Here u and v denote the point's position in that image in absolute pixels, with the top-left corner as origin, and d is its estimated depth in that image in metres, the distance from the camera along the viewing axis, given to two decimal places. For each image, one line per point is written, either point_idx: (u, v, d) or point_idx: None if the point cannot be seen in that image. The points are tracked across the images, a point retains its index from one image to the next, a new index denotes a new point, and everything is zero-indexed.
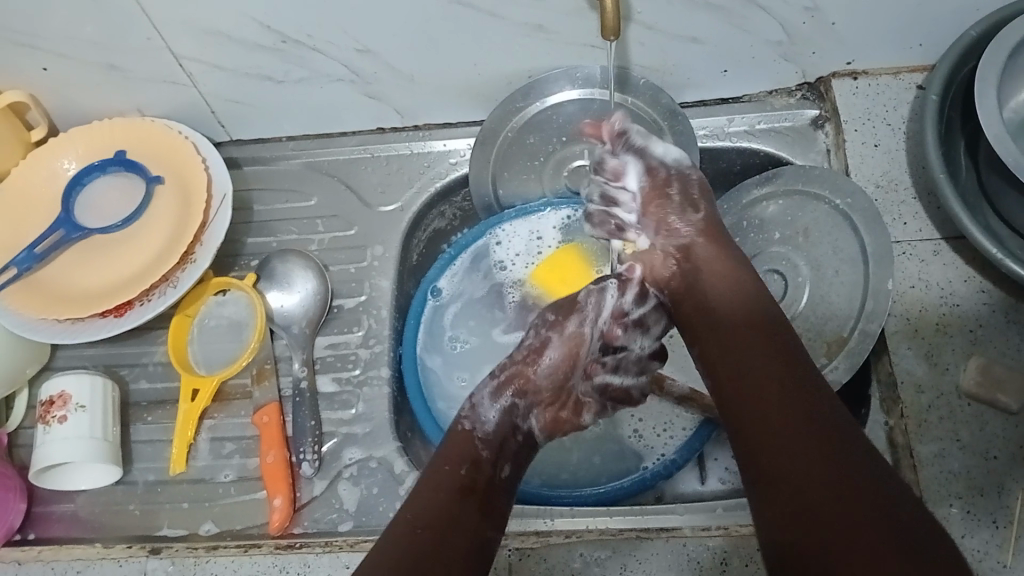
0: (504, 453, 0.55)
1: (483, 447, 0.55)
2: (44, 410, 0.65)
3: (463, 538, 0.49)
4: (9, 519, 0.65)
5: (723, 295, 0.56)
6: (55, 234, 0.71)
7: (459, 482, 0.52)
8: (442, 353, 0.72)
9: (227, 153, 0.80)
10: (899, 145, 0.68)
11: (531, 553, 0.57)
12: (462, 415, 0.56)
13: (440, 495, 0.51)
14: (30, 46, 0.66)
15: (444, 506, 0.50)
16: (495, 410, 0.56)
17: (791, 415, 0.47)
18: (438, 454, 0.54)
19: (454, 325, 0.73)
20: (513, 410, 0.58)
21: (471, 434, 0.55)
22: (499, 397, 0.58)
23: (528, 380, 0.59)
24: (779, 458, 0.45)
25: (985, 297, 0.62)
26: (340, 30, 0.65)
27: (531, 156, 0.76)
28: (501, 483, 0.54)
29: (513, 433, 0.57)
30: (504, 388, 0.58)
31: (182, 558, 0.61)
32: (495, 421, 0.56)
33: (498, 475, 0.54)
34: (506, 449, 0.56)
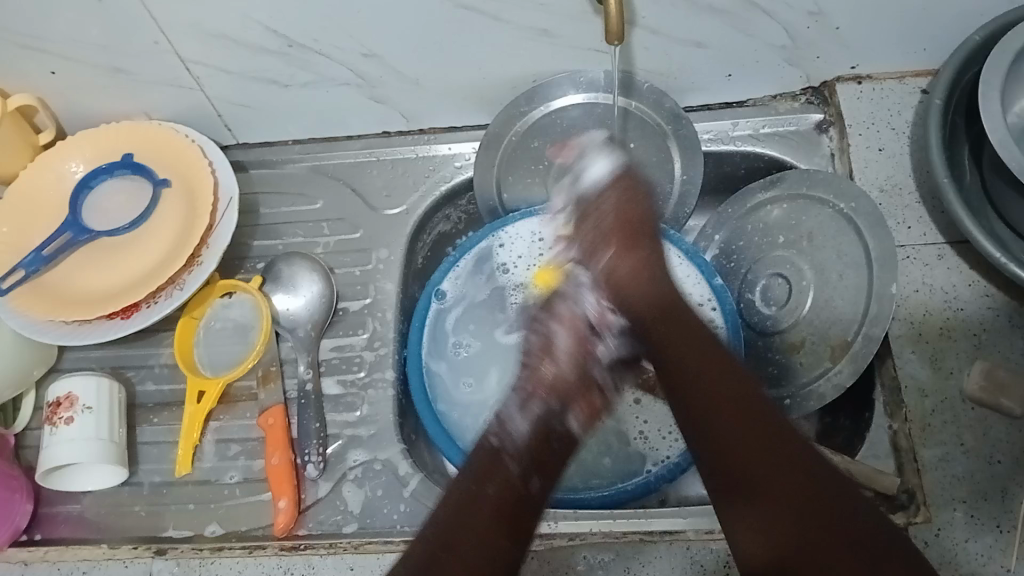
0: (534, 466, 0.57)
1: (512, 461, 0.57)
2: (50, 411, 0.65)
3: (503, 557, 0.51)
4: (15, 519, 0.65)
5: (682, 305, 0.61)
6: (63, 236, 0.72)
7: (493, 499, 0.54)
8: (447, 360, 0.72)
9: (233, 157, 0.80)
10: (903, 149, 0.68)
11: (535, 555, 0.57)
12: (490, 431, 0.59)
13: (471, 515, 0.53)
14: (38, 49, 0.66)
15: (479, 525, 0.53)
16: (524, 421, 0.60)
17: (759, 438, 0.51)
18: (466, 473, 0.56)
19: (456, 332, 0.73)
20: (547, 415, 0.62)
21: (497, 451, 0.57)
22: (528, 406, 0.62)
23: (552, 379, 0.63)
24: (746, 472, 0.50)
25: (989, 301, 0.62)
26: (345, 34, 0.65)
27: (533, 161, 0.75)
28: (536, 497, 0.56)
29: (550, 439, 0.60)
30: (532, 395, 0.62)
31: (187, 559, 0.62)
32: (525, 431, 0.60)
33: (531, 490, 0.56)
34: (536, 460, 0.58)
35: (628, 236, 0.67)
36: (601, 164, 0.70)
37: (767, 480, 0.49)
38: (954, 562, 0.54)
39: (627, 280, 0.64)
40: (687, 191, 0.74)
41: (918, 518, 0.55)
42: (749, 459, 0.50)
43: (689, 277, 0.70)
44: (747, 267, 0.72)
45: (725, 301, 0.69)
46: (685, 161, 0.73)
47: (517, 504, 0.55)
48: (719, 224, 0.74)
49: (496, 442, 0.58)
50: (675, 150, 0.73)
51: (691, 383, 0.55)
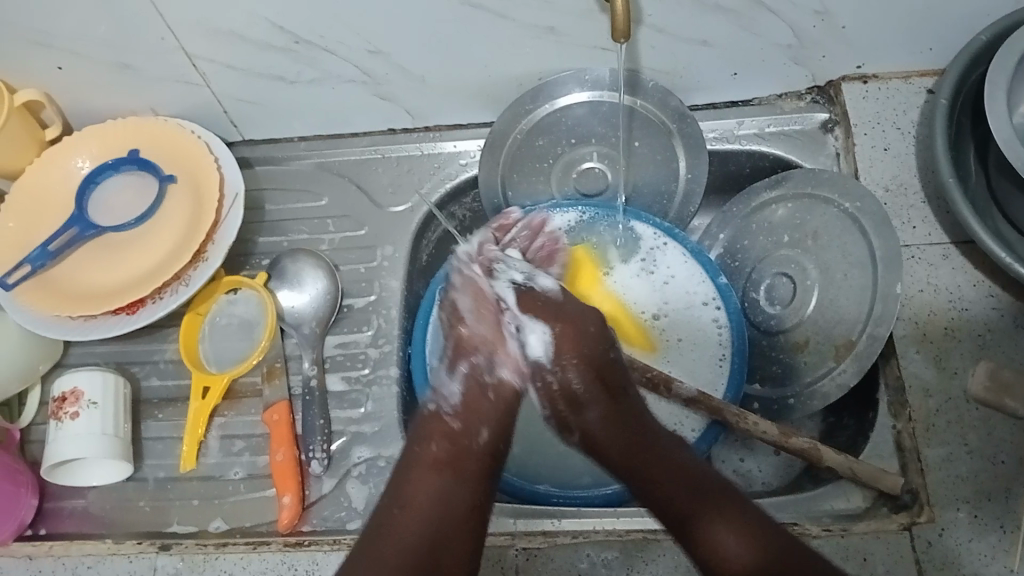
0: (476, 417, 0.56)
1: (453, 419, 0.56)
2: (56, 406, 0.65)
3: (463, 513, 0.51)
4: (21, 514, 0.66)
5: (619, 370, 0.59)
6: (68, 232, 0.72)
7: (443, 457, 0.54)
8: None
9: (238, 153, 0.80)
10: (909, 149, 0.68)
11: (539, 553, 0.58)
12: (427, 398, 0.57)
13: (425, 479, 0.52)
14: (45, 46, 0.66)
15: (435, 486, 0.52)
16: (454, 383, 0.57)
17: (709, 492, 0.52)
18: (414, 437, 0.55)
19: None
20: (473, 372, 0.58)
21: (439, 414, 0.56)
22: (455, 368, 0.58)
23: (466, 339, 0.59)
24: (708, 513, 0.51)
25: (994, 302, 0.62)
26: (352, 32, 0.65)
27: (538, 159, 0.76)
28: (483, 450, 0.55)
29: (484, 391, 0.57)
30: (456, 359, 0.59)
31: (192, 554, 0.62)
32: (460, 391, 0.57)
33: (476, 443, 0.55)
34: (477, 413, 0.56)
35: (600, 380, 0.58)
36: (537, 333, 0.58)
37: (719, 506, 0.51)
38: (958, 562, 0.54)
39: (600, 437, 0.57)
40: (692, 190, 0.74)
41: (922, 518, 0.55)
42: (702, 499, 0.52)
43: (694, 276, 0.70)
44: (752, 265, 0.72)
45: (729, 300, 0.69)
46: (691, 160, 0.73)
47: (463, 458, 0.54)
48: (724, 222, 0.74)
49: (434, 408, 0.57)
50: (681, 150, 0.73)
51: (618, 440, 0.57)
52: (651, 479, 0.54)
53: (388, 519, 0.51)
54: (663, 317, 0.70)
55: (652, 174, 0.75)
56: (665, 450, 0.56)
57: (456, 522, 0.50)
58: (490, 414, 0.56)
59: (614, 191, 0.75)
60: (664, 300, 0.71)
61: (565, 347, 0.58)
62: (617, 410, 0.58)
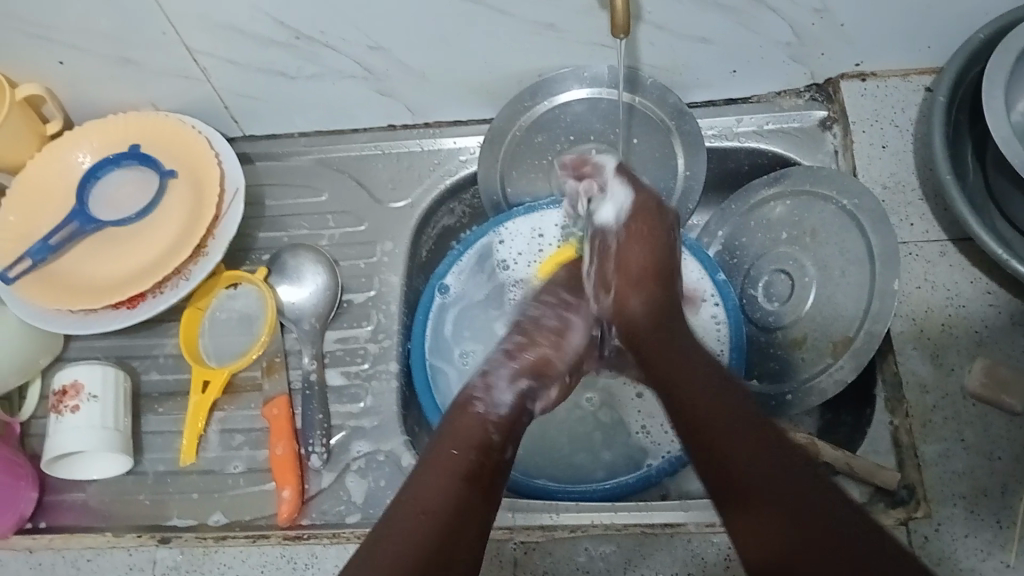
0: (511, 435, 0.55)
1: (493, 430, 0.55)
2: (56, 399, 0.66)
3: (476, 519, 0.48)
4: (21, 507, 0.66)
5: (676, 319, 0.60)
6: (69, 226, 0.72)
7: (468, 463, 0.51)
8: (453, 366, 0.72)
9: (239, 149, 0.80)
10: (907, 147, 0.69)
11: (538, 546, 0.58)
12: (476, 395, 0.57)
13: (448, 480, 0.50)
14: (46, 40, 0.66)
15: (457, 490, 0.49)
16: (510, 396, 0.58)
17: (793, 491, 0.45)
18: (444, 435, 0.54)
19: (461, 341, 0.73)
20: (527, 392, 0.59)
21: (478, 418, 0.55)
22: (516, 379, 0.59)
23: (545, 363, 0.61)
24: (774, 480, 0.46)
25: (991, 299, 0.62)
26: (353, 27, 0.65)
27: (537, 155, 0.76)
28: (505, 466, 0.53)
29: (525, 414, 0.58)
30: (522, 370, 0.60)
31: (191, 547, 0.62)
32: (508, 404, 0.57)
33: (503, 458, 0.54)
34: (513, 433, 0.56)
35: (648, 272, 0.62)
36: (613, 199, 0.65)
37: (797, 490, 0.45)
38: (953, 558, 0.54)
39: (637, 314, 0.60)
40: (691, 187, 0.74)
41: (918, 513, 0.55)
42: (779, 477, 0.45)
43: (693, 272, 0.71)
44: (750, 262, 0.73)
45: (728, 297, 0.69)
46: (689, 157, 0.73)
47: (491, 473, 0.52)
48: (722, 219, 0.74)
49: (480, 409, 0.56)
50: (679, 147, 0.74)
51: (694, 401, 0.51)
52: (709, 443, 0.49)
53: (406, 515, 0.47)
54: None
55: (651, 171, 0.75)
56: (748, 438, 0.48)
57: (477, 527, 0.48)
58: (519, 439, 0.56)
59: None
60: None
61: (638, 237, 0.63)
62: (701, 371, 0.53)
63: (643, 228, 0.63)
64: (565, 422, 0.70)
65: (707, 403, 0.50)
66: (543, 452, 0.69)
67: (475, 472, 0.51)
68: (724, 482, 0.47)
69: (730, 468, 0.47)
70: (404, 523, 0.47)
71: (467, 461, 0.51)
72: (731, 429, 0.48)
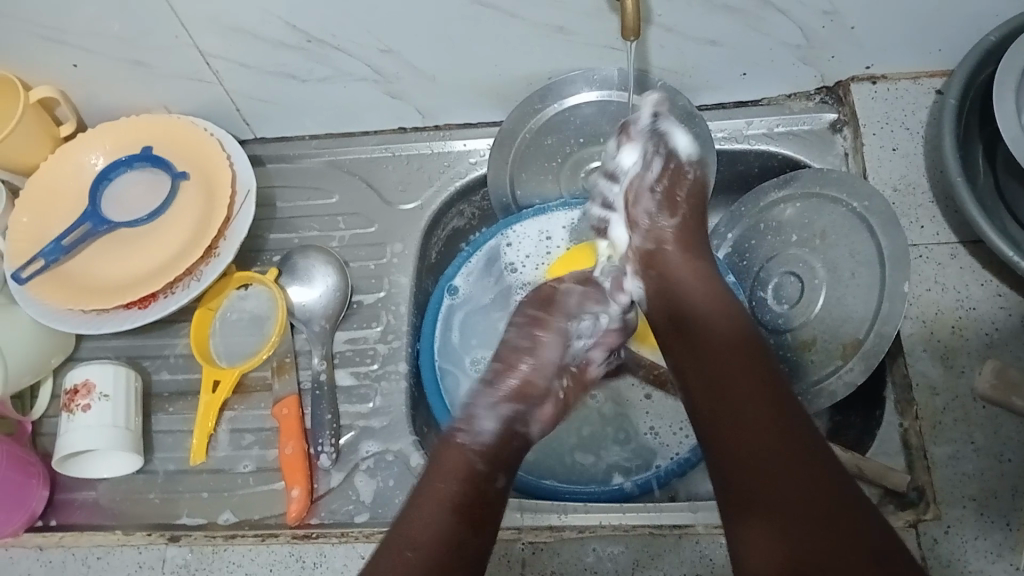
0: (500, 464, 0.56)
1: (478, 460, 0.55)
2: (68, 398, 0.66)
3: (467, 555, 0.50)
4: (32, 504, 0.66)
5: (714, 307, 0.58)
6: (82, 227, 0.73)
7: (452, 495, 0.52)
8: (463, 373, 0.72)
9: (250, 151, 0.81)
10: (917, 149, 0.69)
11: (545, 545, 0.58)
12: (457, 428, 0.57)
13: (432, 514, 0.51)
14: (61, 42, 0.67)
15: (442, 523, 0.50)
16: (493, 420, 0.58)
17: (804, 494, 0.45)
18: (429, 470, 0.54)
19: (472, 350, 0.73)
20: (514, 417, 0.59)
21: (462, 449, 0.55)
22: (496, 407, 0.59)
23: (524, 384, 0.60)
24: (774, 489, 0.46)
25: (1002, 301, 0.62)
26: (364, 30, 0.66)
27: (548, 157, 0.77)
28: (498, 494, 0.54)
29: (513, 438, 0.58)
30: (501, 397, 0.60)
31: (201, 545, 0.62)
32: (490, 432, 0.57)
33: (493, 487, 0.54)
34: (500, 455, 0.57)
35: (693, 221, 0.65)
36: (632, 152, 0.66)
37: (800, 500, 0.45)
38: (963, 560, 0.54)
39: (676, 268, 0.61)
40: None
41: (928, 514, 0.55)
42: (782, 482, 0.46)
43: None
44: (760, 264, 0.72)
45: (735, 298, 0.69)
46: None
47: (477, 505, 0.52)
48: (732, 221, 0.74)
49: (462, 439, 0.56)
50: None
51: (727, 401, 0.51)
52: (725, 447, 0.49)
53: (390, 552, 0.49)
54: None
55: None
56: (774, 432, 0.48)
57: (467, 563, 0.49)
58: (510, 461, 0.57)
59: None
60: None
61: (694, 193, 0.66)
62: (742, 372, 0.52)
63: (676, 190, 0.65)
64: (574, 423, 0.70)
65: (736, 405, 0.51)
66: (553, 453, 0.69)
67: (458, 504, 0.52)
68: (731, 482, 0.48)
69: (740, 468, 0.48)
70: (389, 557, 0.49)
71: (451, 493, 0.52)
72: (743, 425, 0.49)
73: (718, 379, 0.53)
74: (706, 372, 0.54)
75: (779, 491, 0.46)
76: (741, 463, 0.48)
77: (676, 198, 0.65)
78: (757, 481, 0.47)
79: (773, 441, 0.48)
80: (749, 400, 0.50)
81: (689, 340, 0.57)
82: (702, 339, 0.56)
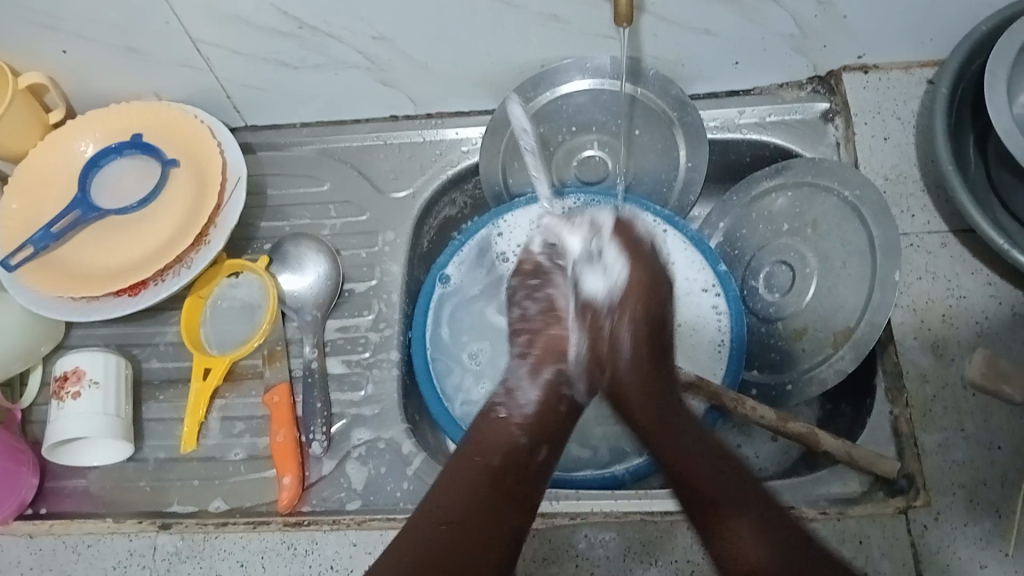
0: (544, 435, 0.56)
1: (518, 431, 0.56)
2: (58, 385, 0.66)
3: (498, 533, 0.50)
4: (21, 493, 0.66)
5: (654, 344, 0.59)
6: (72, 214, 0.72)
7: (494, 468, 0.53)
8: (461, 367, 0.71)
9: (241, 139, 0.81)
10: (908, 139, 0.69)
11: (539, 532, 0.58)
12: (498, 402, 0.58)
13: (471, 491, 0.52)
14: (51, 28, 0.66)
15: (478, 500, 0.51)
16: (536, 390, 0.58)
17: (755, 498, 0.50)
18: (470, 444, 0.55)
19: (472, 342, 0.72)
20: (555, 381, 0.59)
21: (505, 422, 0.56)
22: (537, 374, 0.59)
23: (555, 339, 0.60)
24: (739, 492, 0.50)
25: (992, 291, 0.62)
26: (357, 18, 0.65)
27: (540, 146, 0.76)
28: (541, 469, 0.55)
29: (559, 401, 0.58)
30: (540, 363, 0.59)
31: (192, 533, 0.62)
32: (535, 402, 0.57)
33: (534, 460, 0.55)
34: (544, 434, 0.56)
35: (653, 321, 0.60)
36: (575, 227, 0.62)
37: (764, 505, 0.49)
38: (952, 547, 0.54)
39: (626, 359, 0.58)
40: (692, 178, 0.75)
41: (917, 502, 0.56)
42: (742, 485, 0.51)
43: (694, 264, 0.71)
44: (752, 253, 0.73)
45: (728, 288, 0.69)
46: (691, 150, 0.74)
47: (517, 478, 0.53)
48: (724, 211, 0.74)
49: (502, 413, 0.57)
50: (681, 139, 0.74)
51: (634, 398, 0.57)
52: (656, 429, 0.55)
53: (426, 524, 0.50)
54: None
55: (652, 162, 0.76)
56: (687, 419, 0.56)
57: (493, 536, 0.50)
58: (555, 435, 0.57)
59: (614, 179, 0.76)
60: None
61: (629, 315, 0.59)
62: (666, 411, 0.56)
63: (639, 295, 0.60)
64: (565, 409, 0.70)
65: (648, 393, 0.57)
66: None
67: (499, 476, 0.53)
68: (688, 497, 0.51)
69: (690, 481, 0.51)
70: (418, 528, 0.50)
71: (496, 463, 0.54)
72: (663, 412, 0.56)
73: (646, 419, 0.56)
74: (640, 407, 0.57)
75: (740, 494, 0.50)
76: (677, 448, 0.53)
77: (607, 344, 0.59)
78: (709, 479, 0.51)
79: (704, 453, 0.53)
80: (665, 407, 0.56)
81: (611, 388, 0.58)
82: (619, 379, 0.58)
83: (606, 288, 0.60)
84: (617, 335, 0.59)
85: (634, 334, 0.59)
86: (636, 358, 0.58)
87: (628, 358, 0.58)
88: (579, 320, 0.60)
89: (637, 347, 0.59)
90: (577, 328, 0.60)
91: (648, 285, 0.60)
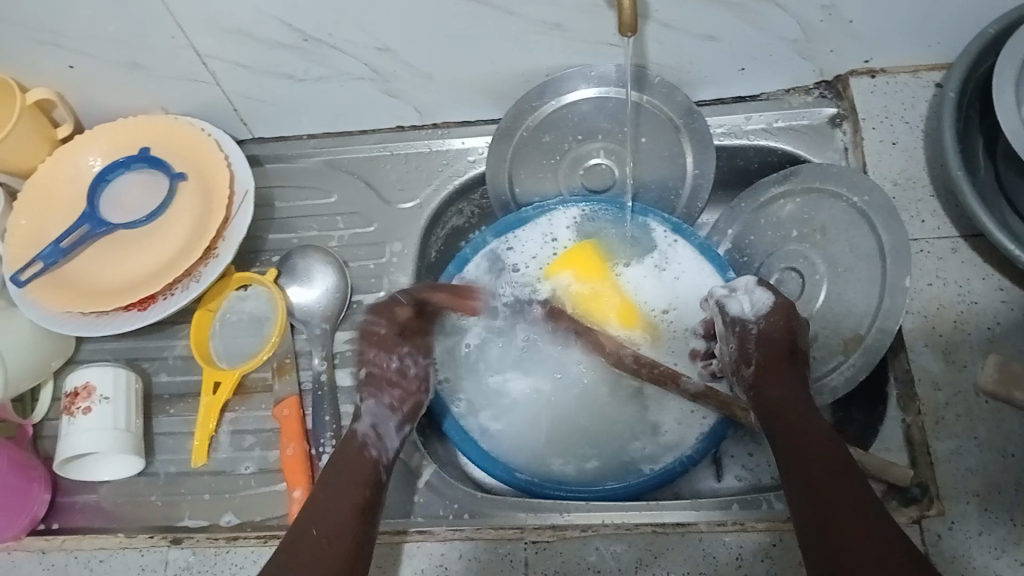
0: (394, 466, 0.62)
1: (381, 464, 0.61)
2: (68, 401, 0.66)
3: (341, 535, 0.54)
4: (34, 508, 0.66)
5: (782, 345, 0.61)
6: (80, 229, 0.73)
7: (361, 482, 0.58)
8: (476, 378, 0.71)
9: (248, 151, 0.81)
10: (917, 143, 0.68)
11: (407, 543, 0.60)
12: (369, 441, 0.62)
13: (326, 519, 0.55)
14: (56, 44, 0.67)
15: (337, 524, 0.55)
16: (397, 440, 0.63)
17: (863, 519, 0.48)
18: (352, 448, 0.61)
19: (489, 356, 0.72)
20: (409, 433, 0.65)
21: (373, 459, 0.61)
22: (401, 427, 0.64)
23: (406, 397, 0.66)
24: (852, 523, 0.48)
25: (1003, 295, 0.62)
26: (361, 29, 0.65)
27: (545, 155, 0.77)
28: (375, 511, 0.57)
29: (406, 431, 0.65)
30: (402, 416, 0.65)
31: (203, 548, 0.62)
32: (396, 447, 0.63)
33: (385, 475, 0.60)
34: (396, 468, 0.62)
35: (779, 345, 0.62)
36: (748, 294, 0.65)
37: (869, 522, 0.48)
38: (967, 556, 0.53)
39: (771, 377, 0.60)
40: (699, 185, 0.75)
41: (931, 511, 0.55)
42: (859, 513, 0.49)
43: (703, 270, 0.71)
44: (760, 261, 0.72)
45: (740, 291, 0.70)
46: (697, 156, 0.74)
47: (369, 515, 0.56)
48: (732, 218, 0.75)
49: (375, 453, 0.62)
50: (687, 146, 0.74)
51: (786, 431, 0.56)
52: (794, 456, 0.54)
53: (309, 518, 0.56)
54: (672, 310, 0.72)
55: (659, 170, 0.75)
56: (824, 438, 0.54)
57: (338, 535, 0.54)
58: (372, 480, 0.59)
59: (621, 187, 0.76)
60: (673, 295, 0.72)
61: (772, 319, 0.63)
62: (805, 436, 0.55)
63: (777, 320, 0.63)
64: (575, 424, 0.69)
65: (798, 432, 0.55)
66: (544, 445, 0.69)
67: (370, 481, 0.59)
68: (812, 529, 0.49)
69: (828, 519, 0.49)
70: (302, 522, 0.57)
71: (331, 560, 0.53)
72: (804, 444, 0.54)
73: (820, 488, 0.51)
74: (794, 441, 0.55)
75: (857, 531, 0.48)
76: (830, 503, 0.50)
77: (748, 351, 0.63)
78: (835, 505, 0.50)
79: (841, 493, 0.50)
80: (812, 446, 0.54)
81: (776, 411, 0.58)
82: (793, 410, 0.57)
83: (749, 309, 0.65)
84: (765, 335, 0.62)
85: (771, 318, 0.63)
86: (772, 370, 0.61)
87: (758, 365, 0.62)
88: (724, 331, 0.65)
89: (788, 354, 0.61)
90: (722, 338, 0.66)
91: (794, 315, 0.63)
